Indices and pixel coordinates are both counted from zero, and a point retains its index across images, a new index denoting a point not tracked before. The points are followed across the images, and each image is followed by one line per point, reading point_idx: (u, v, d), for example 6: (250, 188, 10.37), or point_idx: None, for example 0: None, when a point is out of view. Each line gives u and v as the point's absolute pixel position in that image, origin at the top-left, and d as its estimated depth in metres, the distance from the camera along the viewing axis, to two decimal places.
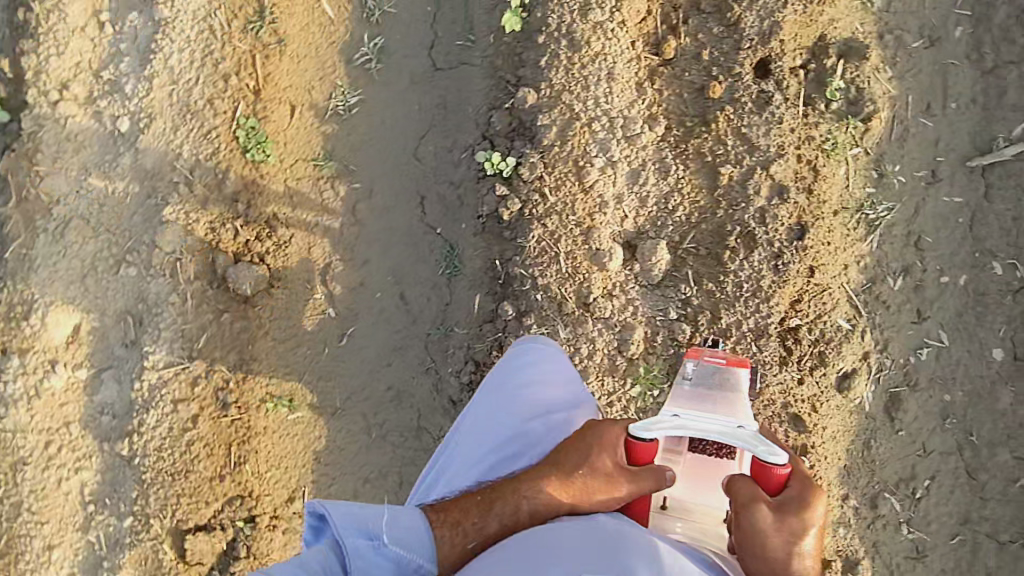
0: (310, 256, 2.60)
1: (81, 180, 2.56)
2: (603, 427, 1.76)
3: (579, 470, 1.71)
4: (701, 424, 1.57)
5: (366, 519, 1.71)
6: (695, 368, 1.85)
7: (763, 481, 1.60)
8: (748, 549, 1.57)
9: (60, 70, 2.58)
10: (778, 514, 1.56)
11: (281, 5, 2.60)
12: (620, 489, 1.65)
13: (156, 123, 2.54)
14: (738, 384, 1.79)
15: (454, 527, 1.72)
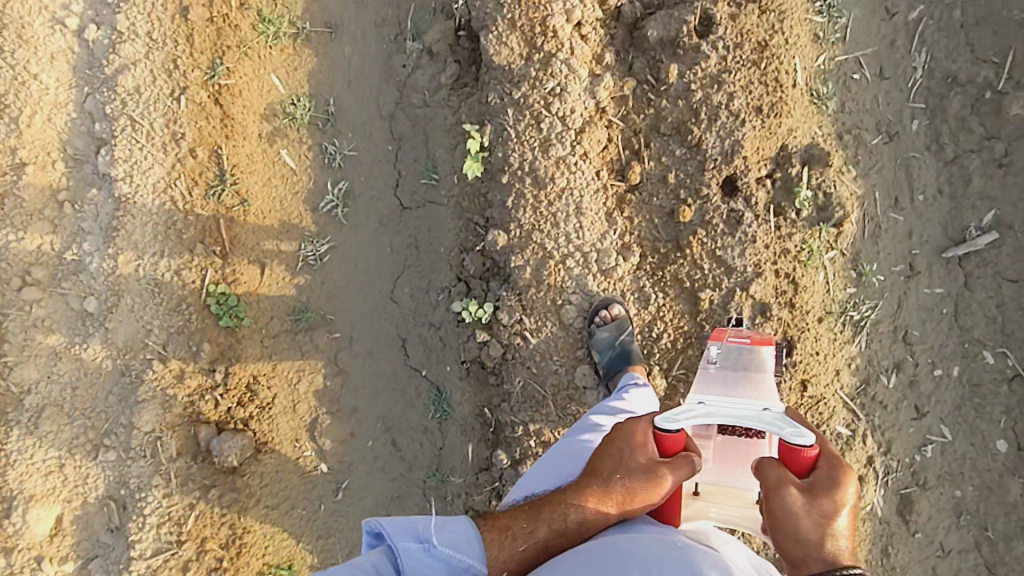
0: (295, 413, 2.55)
1: (53, 366, 2.50)
2: (634, 428, 1.74)
3: (616, 475, 1.66)
4: (726, 411, 1.55)
5: (416, 523, 1.64)
6: (719, 350, 1.81)
7: (791, 463, 1.52)
8: (780, 534, 1.49)
9: (17, 254, 2.53)
10: (807, 496, 1.48)
11: (241, 165, 2.58)
12: (663, 484, 1.56)
13: (123, 300, 2.49)
14: (762, 362, 1.75)
15: (503, 532, 1.67)
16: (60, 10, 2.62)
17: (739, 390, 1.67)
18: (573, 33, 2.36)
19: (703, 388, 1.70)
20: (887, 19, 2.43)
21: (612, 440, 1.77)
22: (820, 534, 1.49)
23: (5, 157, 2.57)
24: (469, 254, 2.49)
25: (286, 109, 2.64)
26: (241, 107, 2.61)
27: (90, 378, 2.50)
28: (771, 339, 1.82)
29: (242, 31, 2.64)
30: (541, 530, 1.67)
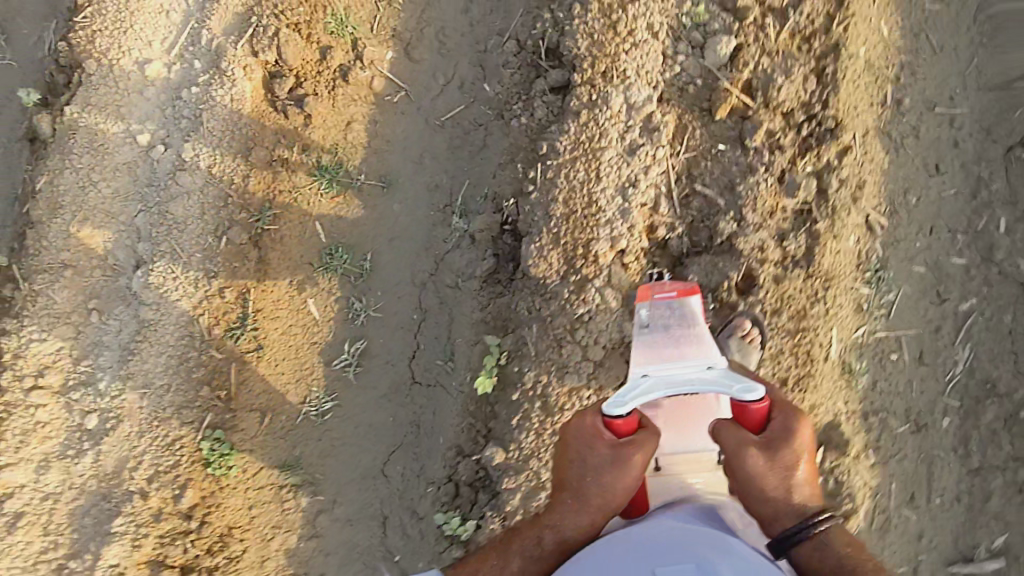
0: (263, 568, 2.56)
1: (40, 471, 2.61)
2: (576, 422, 1.93)
3: (583, 480, 1.86)
4: (665, 386, 1.84)
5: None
6: (651, 311, 2.04)
7: (746, 422, 1.84)
8: (753, 494, 1.82)
9: (38, 353, 2.67)
10: (766, 455, 1.81)
11: (265, 311, 2.63)
12: (624, 471, 1.80)
13: (122, 425, 2.56)
14: (694, 316, 1.99)
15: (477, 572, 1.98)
16: (137, 125, 2.76)
17: (679, 347, 1.93)
18: (616, 261, 2.33)
19: (643, 353, 1.95)
20: (937, 303, 2.35)
21: (563, 446, 1.95)
22: (784, 487, 1.81)
23: (52, 256, 2.73)
24: (464, 457, 2.48)
25: (322, 260, 2.69)
26: (279, 253, 2.64)
27: (73, 492, 2.59)
28: (694, 290, 2.03)
29: (299, 175, 2.69)
30: (513, 561, 1.95)
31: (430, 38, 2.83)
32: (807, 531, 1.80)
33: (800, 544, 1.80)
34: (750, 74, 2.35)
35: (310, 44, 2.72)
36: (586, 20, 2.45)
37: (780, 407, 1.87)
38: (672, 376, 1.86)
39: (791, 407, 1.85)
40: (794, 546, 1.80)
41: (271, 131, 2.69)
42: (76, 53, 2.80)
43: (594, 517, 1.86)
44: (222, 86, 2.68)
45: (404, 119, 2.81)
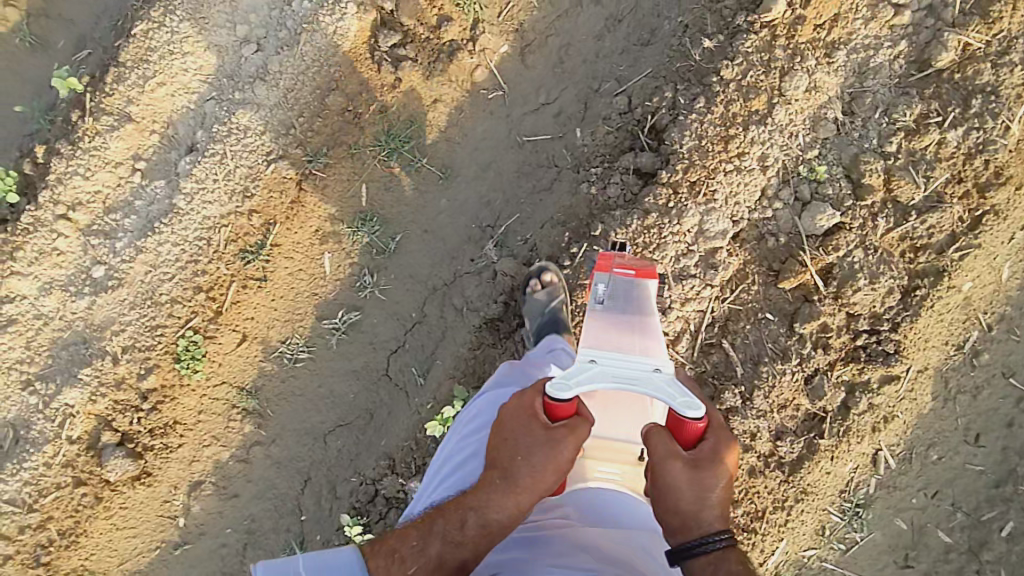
0: (188, 467, 2.75)
1: (42, 291, 2.80)
2: (515, 395, 1.74)
3: (514, 461, 1.67)
4: (617, 375, 1.60)
5: (292, 561, 1.62)
6: (606, 288, 1.86)
7: (682, 433, 1.62)
8: (668, 504, 1.60)
9: (76, 188, 2.78)
10: (691, 469, 1.59)
11: (283, 248, 2.66)
12: (558, 454, 1.62)
13: (120, 289, 2.69)
14: (647, 301, 1.82)
15: (393, 553, 1.75)
16: (242, 13, 2.70)
17: (632, 339, 1.71)
18: None
19: (594, 335, 1.72)
20: (899, 565, 2.22)
21: (499, 422, 1.75)
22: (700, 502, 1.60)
23: (120, 102, 2.77)
24: (393, 474, 2.63)
25: (353, 223, 2.67)
26: (317, 200, 2.64)
27: (64, 323, 2.79)
28: (654, 273, 1.86)
29: (365, 134, 2.63)
30: (433, 543, 1.75)
31: (552, 49, 2.65)
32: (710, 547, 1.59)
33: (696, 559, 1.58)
34: (837, 259, 2.14)
35: (431, 9, 2.58)
36: (703, 120, 2.25)
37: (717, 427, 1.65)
38: (622, 368, 1.60)
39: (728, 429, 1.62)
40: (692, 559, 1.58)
41: (357, 81, 2.60)
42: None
43: (528, 498, 1.68)
44: (330, 14, 2.57)
45: (489, 121, 2.68)
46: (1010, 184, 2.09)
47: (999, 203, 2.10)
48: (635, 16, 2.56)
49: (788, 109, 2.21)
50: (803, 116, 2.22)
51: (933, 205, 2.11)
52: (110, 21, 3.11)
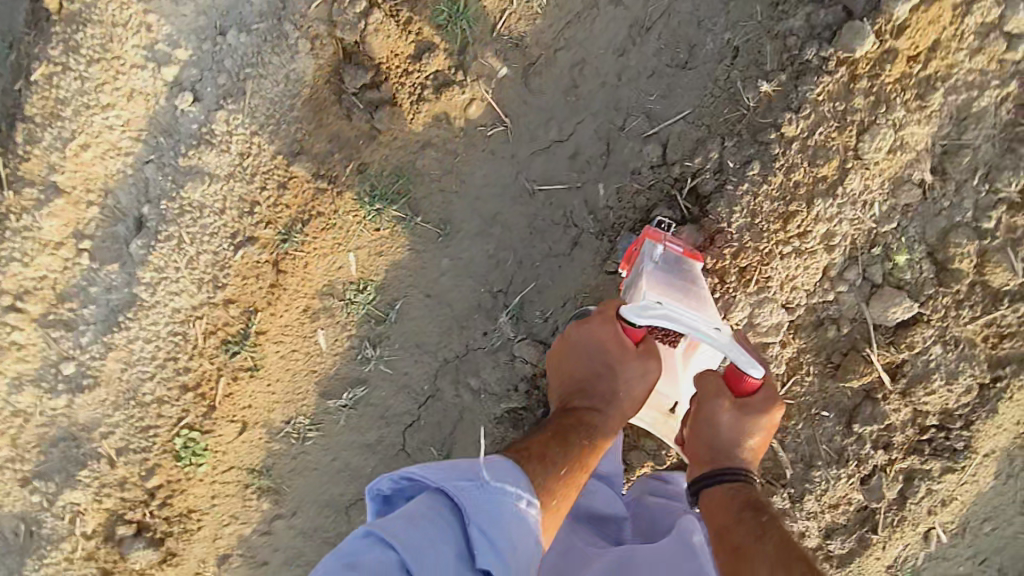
0: (213, 545, 2.46)
1: (12, 388, 2.39)
2: (593, 325, 1.80)
3: (616, 386, 1.78)
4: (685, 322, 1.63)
5: (455, 467, 1.44)
6: (662, 256, 1.84)
7: (734, 382, 1.76)
8: (700, 435, 1.79)
9: (18, 275, 2.32)
10: (735, 411, 1.75)
11: (269, 333, 2.31)
12: (652, 375, 1.79)
13: (98, 389, 2.35)
14: (695, 278, 1.86)
15: (541, 461, 1.61)
16: (166, 48, 2.15)
17: (692, 299, 1.77)
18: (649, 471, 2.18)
19: (658, 283, 1.78)
20: None
21: (576, 350, 1.83)
22: (735, 439, 1.76)
23: (42, 169, 2.26)
24: None
25: (346, 295, 2.30)
26: (300, 278, 2.27)
27: (44, 419, 2.41)
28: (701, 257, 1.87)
29: (344, 200, 2.20)
30: (574, 450, 1.68)
31: (562, 66, 2.14)
32: (729, 482, 1.75)
33: (715, 488, 1.76)
34: (910, 356, 1.92)
35: (406, 35, 2.07)
36: (757, 193, 1.90)
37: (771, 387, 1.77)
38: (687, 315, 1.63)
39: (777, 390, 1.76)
40: (709, 485, 1.77)
41: (326, 135, 2.17)
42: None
43: (623, 413, 1.82)
44: (278, 54, 2.10)
45: (493, 163, 2.22)
46: None
47: None
48: (665, 30, 2.06)
49: (865, 174, 1.86)
50: (882, 179, 1.87)
51: None
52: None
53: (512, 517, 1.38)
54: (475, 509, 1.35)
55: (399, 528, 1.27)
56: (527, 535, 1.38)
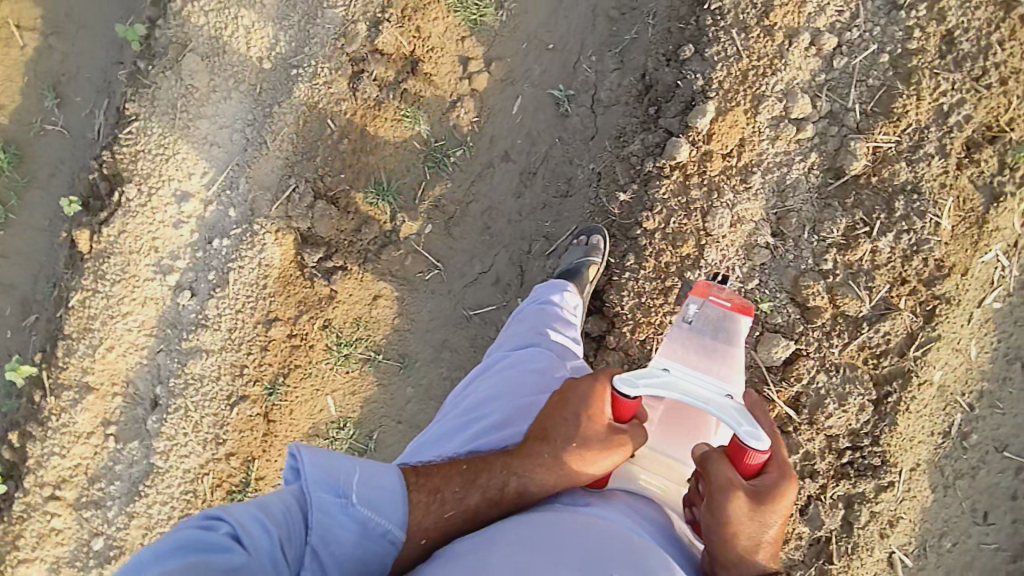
0: None
1: (52, 571, 2.73)
2: (585, 386, 1.64)
3: (569, 444, 1.55)
4: (686, 388, 1.54)
5: (338, 472, 1.47)
6: (697, 310, 1.80)
7: (741, 463, 1.49)
8: (717, 535, 1.46)
9: (57, 466, 2.73)
10: (751, 505, 1.46)
11: (266, 478, 2.60)
12: (611, 457, 1.53)
13: (124, 557, 2.65)
14: (736, 335, 1.75)
15: (432, 494, 1.52)
16: (168, 260, 2.65)
17: (711, 358, 1.69)
18: None
19: (672, 346, 1.71)
20: None
21: (562, 400, 1.65)
22: (754, 540, 1.47)
23: (78, 373, 2.70)
24: None
25: (329, 433, 2.63)
26: (288, 425, 2.60)
27: None
28: (748, 311, 1.77)
29: (316, 351, 2.61)
30: (472, 496, 1.53)
31: (474, 216, 2.65)
32: None
33: None
34: (803, 388, 2.21)
35: (348, 215, 2.58)
36: (638, 277, 2.28)
37: (778, 462, 1.53)
38: (690, 386, 1.54)
39: (788, 468, 1.51)
40: None
41: (294, 302, 2.59)
42: (119, 166, 2.70)
43: (555, 482, 1.54)
44: (252, 248, 2.56)
45: (434, 301, 2.67)
46: (956, 273, 2.13)
47: (949, 292, 2.15)
48: (549, 169, 2.57)
49: (719, 246, 2.25)
50: (735, 249, 2.26)
51: (881, 313, 2.17)
52: (46, 283, 3.02)
53: (355, 551, 1.44)
54: (326, 528, 1.43)
55: (251, 515, 1.38)
56: (371, 560, 1.46)
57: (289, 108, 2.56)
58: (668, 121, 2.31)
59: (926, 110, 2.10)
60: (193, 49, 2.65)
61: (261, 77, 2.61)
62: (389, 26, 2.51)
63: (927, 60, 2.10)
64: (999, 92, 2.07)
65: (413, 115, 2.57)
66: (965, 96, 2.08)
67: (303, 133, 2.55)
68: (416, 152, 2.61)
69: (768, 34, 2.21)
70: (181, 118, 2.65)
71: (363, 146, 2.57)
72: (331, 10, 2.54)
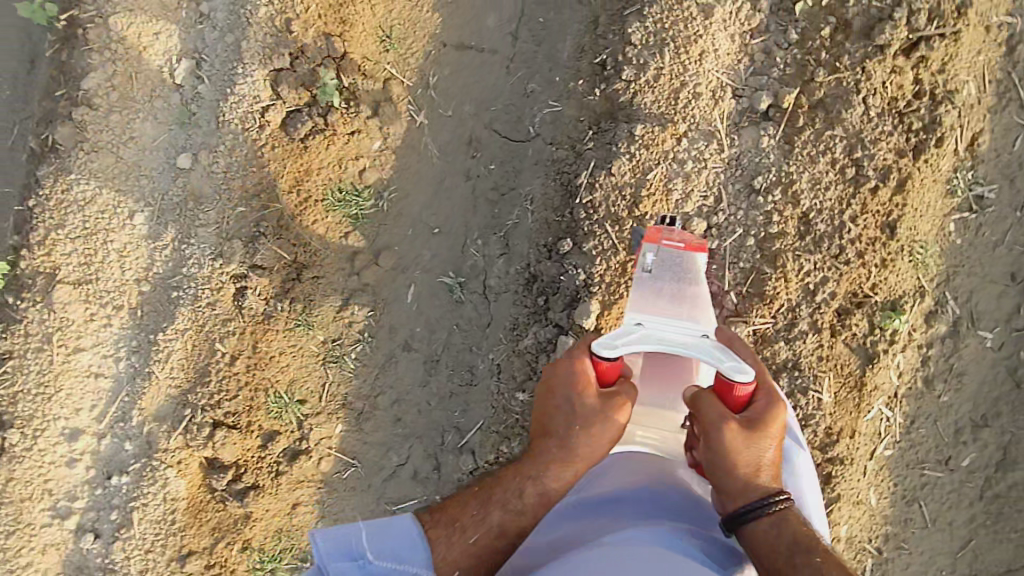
0: None
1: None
2: (570, 368, 1.75)
3: (573, 430, 1.72)
4: (668, 337, 1.67)
5: (346, 544, 1.66)
6: (654, 257, 1.86)
7: (726, 397, 1.66)
8: (717, 465, 1.63)
9: None
10: (744, 432, 1.63)
11: None
12: (615, 426, 1.69)
13: None
14: (697, 273, 1.84)
15: (454, 527, 1.75)
16: (66, 500, 2.49)
17: (676, 298, 1.79)
18: None
19: (640, 296, 1.79)
20: None
21: (551, 384, 1.78)
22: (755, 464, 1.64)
23: None
24: None
25: None
26: None
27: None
28: (704, 248, 1.86)
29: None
30: (493, 513, 1.76)
31: (385, 408, 2.61)
32: (769, 509, 1.60)
33: (762, 519, 1.59)
34: None
35: (251, 433, 2.47)
36: None
37: (764, 388, 1.69)
38: (667, 335, 1.68)
39: (775, 392, 1.67)
40: (755, 522, 1.59)
41: (207, 530, 2.46)
42: None
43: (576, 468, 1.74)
44: (153, 484, 2.44)
45: (357, 499, 2.59)
46: (844, 437, 2.24)
47: (842, 452, 2.26)
48: (450, 354, 2.58)
49: None
50: None
51: None
52: None
53: None
54: None
55: None
56: None
57: (175, 334, 2.46)
58: (557, 316, 2.33)
59: (795, 290, 2.22)
60: (62, 280, 2.52)
61: (140, 300, 2.51)
62: (266, 240, 2.45)
63: (789, 243, 2.22)
64: (858, 266, 2.22)
65: (305, 322, 2.52)
66: (827, 275, 2.21)
67: (191, 358, 2.46)
68: (314, 356, 2.55)
69: (639, 224, 2.27)
70: (59, 353, 2.51)
71: (257, 362, 2.47)
72: (205, 228, 2.46)
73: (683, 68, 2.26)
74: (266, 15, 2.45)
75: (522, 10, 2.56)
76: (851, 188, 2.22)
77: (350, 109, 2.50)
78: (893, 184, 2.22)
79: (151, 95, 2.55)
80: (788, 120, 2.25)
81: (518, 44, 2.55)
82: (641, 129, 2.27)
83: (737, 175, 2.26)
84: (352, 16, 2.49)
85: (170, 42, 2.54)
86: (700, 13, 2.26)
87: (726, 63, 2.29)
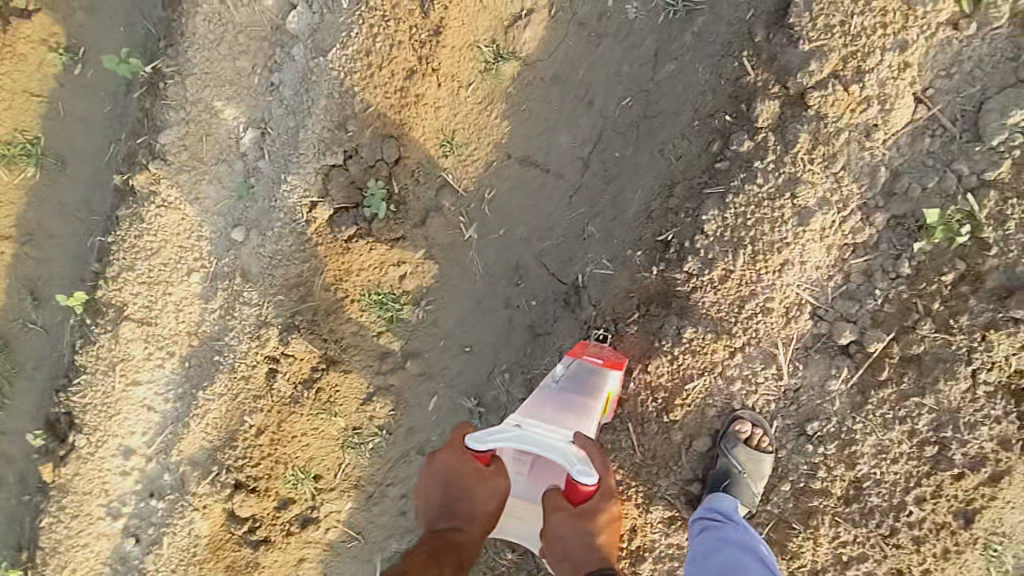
0: None
1: None
2: (455, 456, 1.84)
3: (475, 507, 1.81)
4: (534, 439, 1.74)
5: None
6: (571, 367, 1.98)
7: (571, 492, 1.74)
8: (556, 550, 1.74)
9: None
10: (575, 518, 1.72)
11: None
12: (502, 494, 1.80)
13: None
14: (601, 389, 1.96)
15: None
16: (117, 503, 2.80)
17: (569, 410, 1.89)
18: None
19: (529, 407, 1.88)
20: None
21: (437, 473, 1.89)
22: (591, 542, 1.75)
23: None
24: None
25: None
26: None
27: None
28: (619, 368, 1.98)
29: None
30: (449, 568, 1.74)
31: (393, 497, 2.65)
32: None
33: None
34: None
35: (268, 496, 2.61)
36: None
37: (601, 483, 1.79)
38: (537, 434, 1.75)
39: (608, 483, 1.78)
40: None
41: (222, 566, 2.66)
42: (72, 413, 2.83)
43: (484, 527, 1.85)
44: (182, 518, 2.66)
45: (356, 567, 2.69)
46: None
47: None
48: None
49: None
50: None
51: None
52: (21, 499, 3.04)
53: None
54: None
55: None
56: None
57: (212, 396, 2.60)
58: None
59: (824, 555, 1.95)
60: (129, 316, 2.69)
61: (191, 351, 2.67)
62: (298, 334, 2.47)
63: (831, 506, 1.93)
64: (911, 551, 1.89)
65: (329, 409, 2.55)
66: (868, 552, 1.92)
67: (224, 421, 2.61)
68: (334, 439, 2.59)
69: (665, 433, 2.08)
70: (121, 381, 2.72)
71: (280, 437, 2.57)
72: (247, 308, 2.52)
73: (758, 275, 1.95)
74: (326, 107, 2.31)
75: (599, 136, 2.29)
76: (926, 466, 1.86)
77: (399, 214, 2.38)
78: (985, 476, 1.82)
79: (218, 160, 2.54)
80: (871, 366, 1.90)
81: (587, 174, 2.31)
82: (690, 332, 2.00)
83: (790, 410, 1.98)
84: (413, 118, 2.31)
85: (239, 108, 2.49)
86: (795, 217, 1.90)
87: (812, 278, 1.94)
